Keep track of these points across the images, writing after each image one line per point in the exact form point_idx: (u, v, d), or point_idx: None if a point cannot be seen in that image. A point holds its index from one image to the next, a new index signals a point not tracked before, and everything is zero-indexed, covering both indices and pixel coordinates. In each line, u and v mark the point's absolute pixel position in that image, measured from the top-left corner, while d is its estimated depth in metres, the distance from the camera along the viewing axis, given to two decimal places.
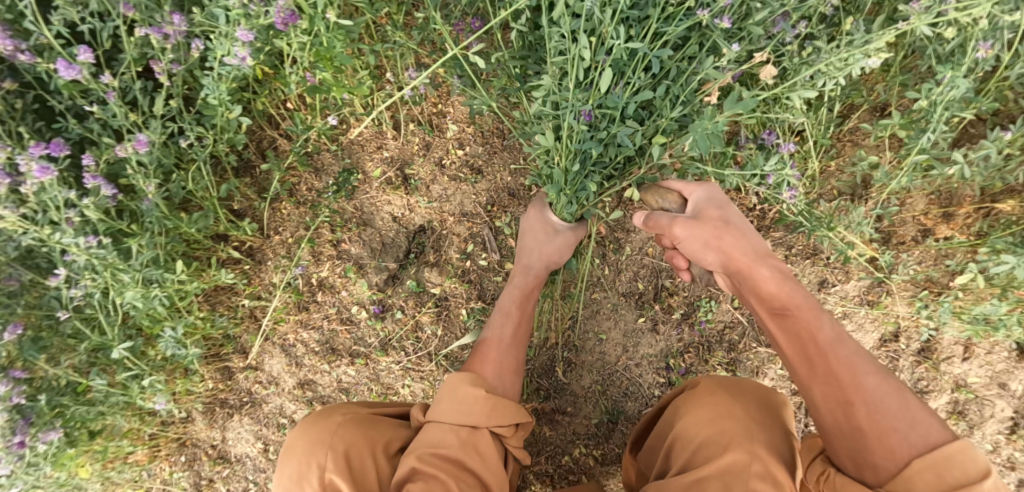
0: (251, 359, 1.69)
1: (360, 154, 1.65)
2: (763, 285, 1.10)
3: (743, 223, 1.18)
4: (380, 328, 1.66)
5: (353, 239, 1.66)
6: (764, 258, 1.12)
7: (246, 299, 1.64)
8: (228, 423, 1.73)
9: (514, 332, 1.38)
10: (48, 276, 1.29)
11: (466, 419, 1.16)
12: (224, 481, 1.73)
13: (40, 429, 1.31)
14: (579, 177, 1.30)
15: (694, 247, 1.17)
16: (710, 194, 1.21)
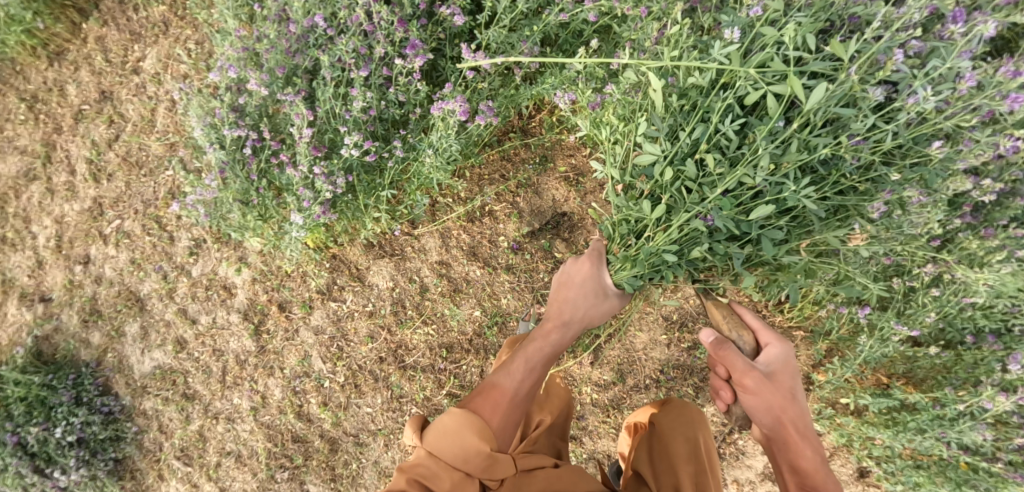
0: (416, 230, 2.63)
1: (557, 153, 2.57)
2: (800, 449, 1.75)
3: (800, 398, 1.80)
4: (511, 256, 2.58)
5: (524, 198, 2.58)
6: (803, 426, 1.77)
7: (447, 198, 2.57)
8: (377, 260, 2.68)
9: (525, 391, 1.75)
10: (385, 135, 2.17)
11: (449, 457, 1.60)
12: (353, 292, 2.73)
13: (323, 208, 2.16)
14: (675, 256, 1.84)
15: (764, 407, 1.75)
16: (788, 368, 1.80)
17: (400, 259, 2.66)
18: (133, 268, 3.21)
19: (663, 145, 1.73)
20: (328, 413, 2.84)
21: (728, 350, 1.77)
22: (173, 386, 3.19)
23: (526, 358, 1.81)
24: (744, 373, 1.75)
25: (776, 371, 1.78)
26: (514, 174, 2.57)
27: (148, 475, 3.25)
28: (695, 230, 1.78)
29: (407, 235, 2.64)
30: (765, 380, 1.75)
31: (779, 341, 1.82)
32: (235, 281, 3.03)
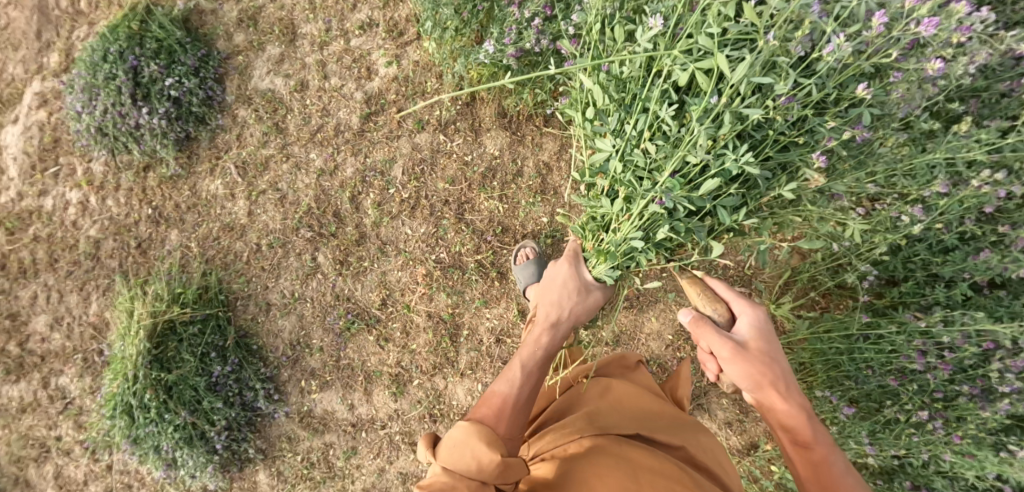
0: (545, 127, 3.11)
1: None
2: (779, 407, 1.95)
3: (778, 356, 2.01)
4: None
5: None
6: (782, 383, 1.97)
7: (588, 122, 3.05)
8: (504, 128, 3.13)
9: (525, 393, 2.06)
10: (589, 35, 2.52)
11: (462, 464, 1.79)
12: (466, 138, 3.13)
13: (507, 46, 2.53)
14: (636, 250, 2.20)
15: (739, 372, 1.99)
16: (760, 333, 2.04)
17: (518, 140, 3.12)
18: (306, 6, 3.49)
19: (616, 144, 2.09)
20: (377, 211, 3.18)
21: (702, 328, 2.07)
22: (271, 113, 3.49)
23: (521, 367, 2.15)
24: (720, 344, 2.02)
25: (747, 338, 2.03)
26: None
27: (203, 164, 3.59)
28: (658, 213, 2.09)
29: (537, 127, 3.11)
30: (736, 347, 2.00)
31: (748, 315, 2.09)
32: (379, 70, 3.37)
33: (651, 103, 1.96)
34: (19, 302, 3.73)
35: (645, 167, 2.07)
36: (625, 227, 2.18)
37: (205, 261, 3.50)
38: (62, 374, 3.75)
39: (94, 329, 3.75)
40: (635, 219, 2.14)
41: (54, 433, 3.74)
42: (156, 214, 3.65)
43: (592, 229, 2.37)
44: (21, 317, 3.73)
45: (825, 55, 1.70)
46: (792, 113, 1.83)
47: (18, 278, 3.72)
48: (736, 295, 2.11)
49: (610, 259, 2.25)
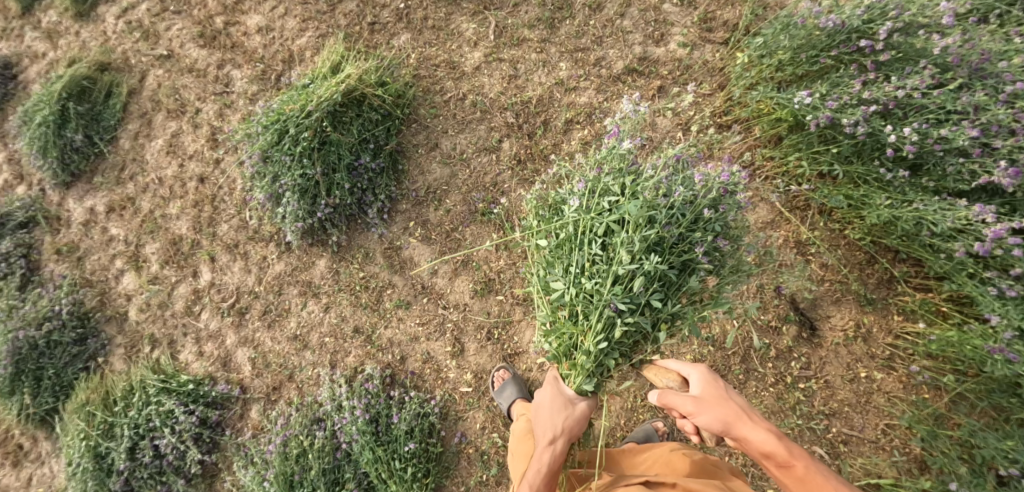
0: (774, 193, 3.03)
1: (882, 309, 2.89)
2: (751, 438, 2.00)
3: (733, 396, 2.11)
4: (773, 290, 2.95)
5: (830, 288, 2.95)
6: (742, 416, 2.04)
7: (816, 217, 2.96)
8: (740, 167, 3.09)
9: None
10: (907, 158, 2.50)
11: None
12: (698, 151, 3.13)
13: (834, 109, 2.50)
14: (601, 354, 2.59)
15: (704, 417, 2.06)
16: (713, 386, 2.13)
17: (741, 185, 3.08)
18: None
19: (570, 286, 2.66)
20: (580, 148, 3.25)
21: (666, 397, 2.16)
22: (555, 8, 3.57)
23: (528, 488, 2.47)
24: (683, 406, 2.11)
25: (702, 393, 2.12)
26: (851, 276, 2.94)
27: (470, 3, 3.73)
28: (609, 322, 2.57)
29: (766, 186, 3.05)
30: (695, 402, 2.09)
31: (695, 373, 2.20)
32: (670, 43, 3.38)
33: (590, 248, 2.65)
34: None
35: (598, 295, 2.59)
36: (590, 340, 2.58)
37: (414, 75, 3.63)
38: (238, 68, 4.13)
39: (289, 57, 4.02)
40: (596, 329, 2.57)
41: (197, 104, 4.09)
42: (404, 12, 3.85)
43: (568, 347, 2.66)
44: (244, 6, 4.23)
45: (687, 190, 2.63)
46: (672, 232, 2.62)
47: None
48: (682, 362, 2.26)
49: (587, 369, 2.54)
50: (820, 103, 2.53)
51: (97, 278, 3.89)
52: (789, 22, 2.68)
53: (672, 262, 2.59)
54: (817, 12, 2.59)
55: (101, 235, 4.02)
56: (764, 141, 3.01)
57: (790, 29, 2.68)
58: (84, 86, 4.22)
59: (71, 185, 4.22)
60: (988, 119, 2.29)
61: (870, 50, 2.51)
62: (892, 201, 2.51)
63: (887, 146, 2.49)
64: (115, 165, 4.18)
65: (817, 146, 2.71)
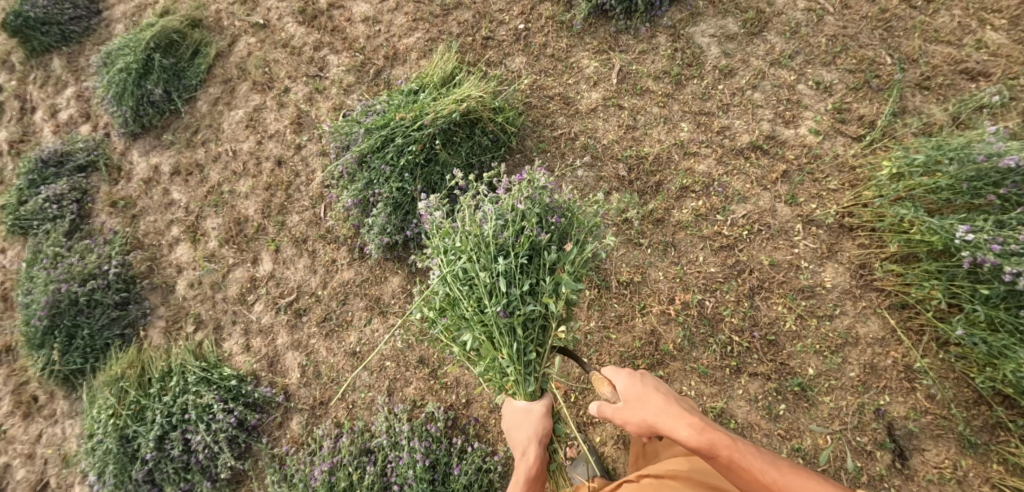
0: (889, 311, 2.86)
1: (988, 457, 2.69)
2: (676, 433, 2.12)
3: (656, 395, 2.23)
4: (872, 412, 2.79)
5: (934, 422, 2.74)
6: (663, 416, 2.16)
7: (931, 347, 2.78)
8: (858, 276, 2.93)
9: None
10: None
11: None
12: (814, 248, 3.00)
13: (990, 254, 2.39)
14: (520, 360, 2.63)
15: (632, 421, 2.20)
16: (634, 392, 2.24)
17: (856, 293, 2.92)
18: (790, 24, 3.48)
19: (472, 335, 2.66)
20: (693, 219, 3.08)
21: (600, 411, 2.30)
22: (684, 64, 3.45)
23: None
24: (613, 415, 2.26)
25: (627, 399, 2.25)
26: (959, 415, 2.74)
27: (594, 41, 3.59)
28: (508, 329, 2.62)
29: (881, 301, 2.88)
30: (622, 410, 2.24)
31: (619, 377, 2.31)
32: (801, 126, 3.23)
33: (466, 292, 2.64)
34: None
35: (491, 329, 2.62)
36: (506, 356, 2.61)
37: (525, 102, 3.47)
38: (335, 53, 3.94)
39: (391, 54, 3.82)
40: (507, 346, 2.60)
41: (286, 82, 3.91)
42: (523, 34, 3.69)
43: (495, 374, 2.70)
44: None
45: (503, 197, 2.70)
46: (508, 238, 2.66)
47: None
48: (609, 370, 2.37)
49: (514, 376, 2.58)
50: (982, 245, 2.41)
51: (150, 241, 3.70)
52: (964, 154, 2.53)
53: (523, 264, 2.64)
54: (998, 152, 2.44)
55: (160, 196, 3.82)
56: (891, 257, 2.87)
57: (964, 162, 2.52)
58: (173, 40, 4.05)
59: (138, 137, 4.04)
60: None
61: None
62: None
63: None
64: (188, 126, 3.99)
65: (962, 280, 2.59)
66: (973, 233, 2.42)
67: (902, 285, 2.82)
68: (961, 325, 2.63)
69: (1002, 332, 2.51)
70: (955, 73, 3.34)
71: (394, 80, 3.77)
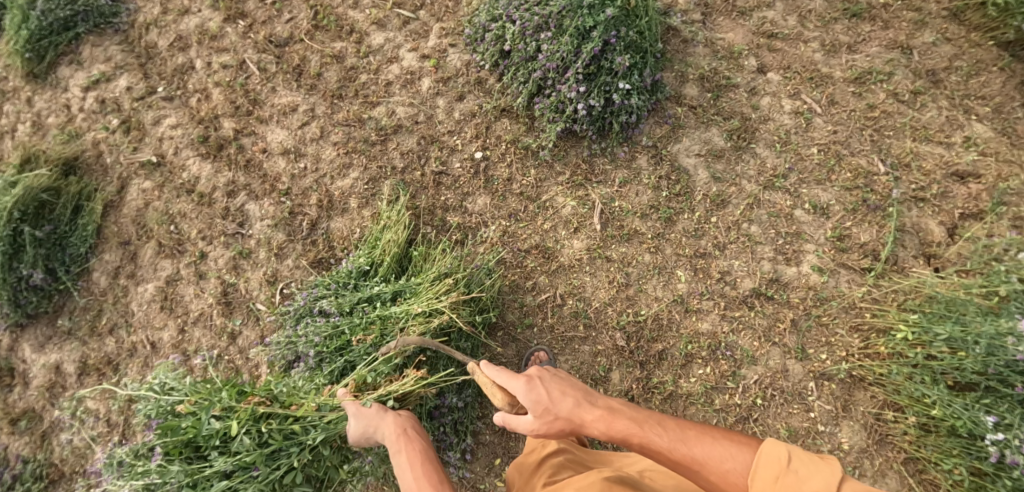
0: (903, 464, 2.81)
1: None
2: (589, 425, 2.10)
3: (558, 386, 2.15)
4: None
5: None
6: (573, 417, 2.10)
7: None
8: (870, 434, 2.85)
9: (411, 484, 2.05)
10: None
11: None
12: (826, 405, 2.87)
13: (1011, 450, 2.41)
14: (304, 449, 2.24)
15: (546, 425, 2.11)
16: (539, 402, 2.10)
17: (872, 448, 2.84)
18: (779, 133, 3.23)
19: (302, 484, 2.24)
20: (702, 391, 2.86)
21: (510, 423, 2.17)
22: (672, 194, 3.11)
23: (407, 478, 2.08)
24: (528, 428, 2.15)
25: (536, 411, 2.11)
26: None
27: (566, 168, 3.18)
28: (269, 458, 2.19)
29: (895, 456, 2.83)
30: (534, 421, 2.12)
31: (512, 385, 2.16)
32: (804, 263, 3.02)
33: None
34: (273, 98, 3.54)
35: (290, 475, 2.21)
36: (301, 455, 2.23)
37: (498, 259, 3.04)
38: (256, 199, 3.33)
39: (326, 200, 3.27)
40: (294, 459, 2.22)
41: (201, 245, 3.26)
42: (482, 165, 3.24)
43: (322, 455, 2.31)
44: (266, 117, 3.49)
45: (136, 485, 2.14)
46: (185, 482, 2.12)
47: (290, 78, 3.58)
48: (499, 370, 2.20)
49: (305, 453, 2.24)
50: (1011, 443, 2.41)
51: (70, 467, 3.10)
52: (999, 344, 2.46)
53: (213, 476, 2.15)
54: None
55: (70, 406, 3.16)
56: (900, 416, 2.79)
57: (995, 353, 2.48)
58: (43, 200, 3.19)
59: (25, 328, 3.27)
60: None
61: None
62: None
63: None
64: (86, 309, 3.27)
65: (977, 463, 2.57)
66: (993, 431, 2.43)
67: (914, 447, 2.76)
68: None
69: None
70: (948, 176, 3.19)
71: (335, 235, 3.22)
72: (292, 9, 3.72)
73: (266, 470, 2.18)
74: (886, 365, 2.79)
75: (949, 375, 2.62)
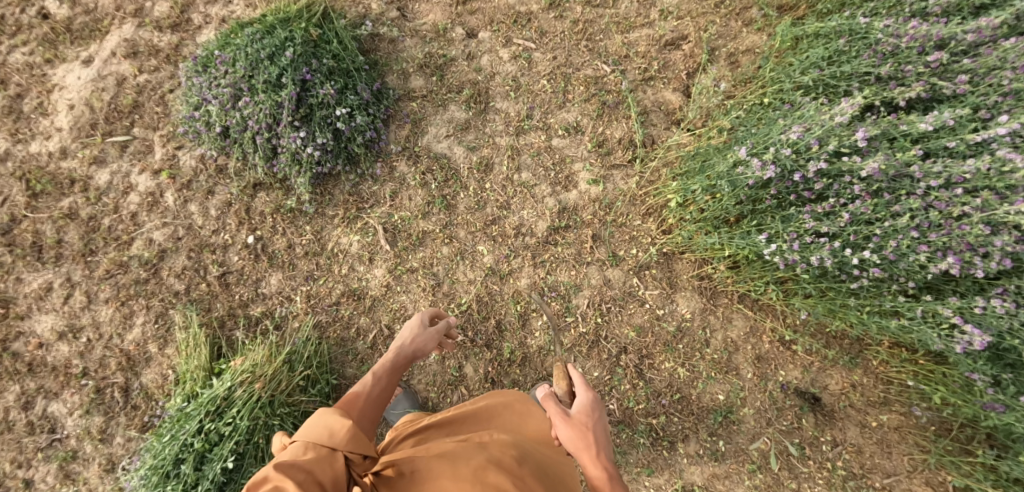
0: (737, 301, 3.06)
1: (864, 368, 3.05)
2: (591, 465, 2.09)
3: (600, 419, 2.29)
4: (778, 392, 3.03)
5: (817, 364, 3.06)
6: (589, 449, 2.14)
7: (781, 319, 3.04)
8: (701, 291, 3.06)
9: (373, 391, 2.08)
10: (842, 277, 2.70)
11: (316, 439, 1.77)
12: (655, 290, 3.05)
13: (782, 251, 2.61)
14: (213, 398, 2.67)
15: (567, 430, 2.21)
16: (586, 414, 2.26)
17: (710, 303, 3.06)
18: (508, 81, 3.36)
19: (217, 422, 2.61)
20: (549, 338, 2.99)
21: (546, 403, 2.31)
22: (440, 182, 3.17)
23: (376, 382, 2.11)
24: (557, 416, 2.26)
25: (581, 414, 2.26)
26: (831, 349, 3.04)
27: (336, 208, 3.18)
28: (197, 405, 2.67)
29: (730, 300, 3.06)
30: (568, 417, 2.24)
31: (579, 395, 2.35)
32: (579, 183, 3.17)
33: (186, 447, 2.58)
34: (26, 289, 3.29)
35: (210, 415, 2.63)
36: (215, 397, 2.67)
37: (314, 324, 3.03)
38: (55, 397, 3.17)
39: (126, 360, 3.15)
40: (208, 400, 2.67)
41: (21, 474, 3.09)
42: (258, 246, 3.18)
43: (233, 403, 2.65)
44: (29, 312, 3.26)
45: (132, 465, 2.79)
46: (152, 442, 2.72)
47: (30, 260, 3.33)
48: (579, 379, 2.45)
49: (217, 395, 2.66)
50: (785, 247, 2.58)
51: None
52: (734, 175, 2.63)
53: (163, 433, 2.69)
54: (759, 168, 2.55)
55: None
56: (713, 266, 3.03)
57: (737, 183, 2.65)
58: None
59: None
60: (919, 239, 2.49)
61: (804, 182, 2.58)
62: (844, 307, 2.77)
63: (844, 269, 2.63)
64: None
65: (776, 271, 2.83)
66: (765, 243, 2.61)
67: (736, 281, 3.00)
68: (791, 297, 2.90)
69: (818, 296, 2.82)
70: (663, 49, 3.46)
71: (152, 386, 3.11)
72: (3, 188, 3.45)
73: (190, 415, 2.66)
74: (681, 231, 2.99)
75: (722, 213, 2.80)
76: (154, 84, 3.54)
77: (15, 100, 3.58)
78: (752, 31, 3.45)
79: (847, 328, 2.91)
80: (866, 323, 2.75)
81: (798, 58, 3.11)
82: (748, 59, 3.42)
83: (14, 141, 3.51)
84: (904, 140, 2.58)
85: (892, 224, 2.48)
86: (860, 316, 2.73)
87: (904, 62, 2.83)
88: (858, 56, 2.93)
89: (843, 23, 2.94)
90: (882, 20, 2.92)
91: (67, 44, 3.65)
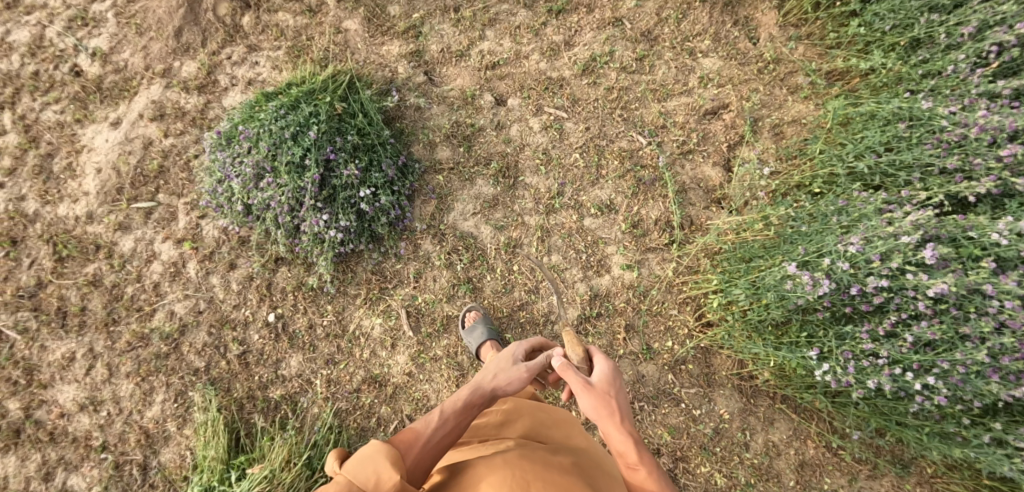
0: (779, 402, 2.86)
1: (919, 481, 2.81)
2: (614, 438, 1.94)
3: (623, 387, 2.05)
4: None
5: (867, 474, 2.83)
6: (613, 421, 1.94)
7: (827, 425, 2.82)
8: (740, 390, 2.87)
9: (437, 429, 1.95)
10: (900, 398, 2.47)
11: (363, 486, 1.62)
12: (690, 387, 2.88)
13: (836, 375, 2.42)
14: None
15: (588, 401, 1.97)
16: (607, 381, 2.01)
17: (750, 402, 2.87)
18: (539, 154, 3.22)
19: None
20: None
21: (565, 374, 2.03)
22: (466, 263, 3.05)
23: (442, 412, 1.99)
24: (578, 387, 1.99)
25: (603, 382, 2.01)
26: (883, 459, 2.81)
27: (358, 287, 3.07)
28: None
29: (771, 400, 2.86)
30: (591, 387, 1.98)
31: (598, 359, 2.09)
32: (612, 267, 3.01)
33: None
34: (50, 356, 3.28)
35: None
36: None
37: (333, 412, 2.94)
38: (75, 469, 3.14)
39: (144, 437, 3.10)
40: None
41: None
42: (279, 325, 3.09)
43: None
44: (53, 381, 3.25)
45: None
46: None
47: (55, 326, 3.31)
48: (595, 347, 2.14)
49: None
50: (839, 369, 2.39)
51: None
52: (782, 289, 2.43)
53: None
54: (812, 285, 2.34)
55: None
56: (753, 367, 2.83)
57: (785, 296, 2.45)
58: None
59: None
60: (993, 362, 2.23)
61: (861, 296, 2.37)
62: (904, 428, 2.53)
63: (905, 391, 2.40)
64: None
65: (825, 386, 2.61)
66: (819, 366, 2.40)
67: (780, 385, 2.79)
68: (840, 407, 2.68)
69: (872, 411, 2.58)
70: (702, 119, 3.31)
71: (170, 466, 3.07)
72: (31, 250, 3.44)
73: None
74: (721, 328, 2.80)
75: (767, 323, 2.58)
76: (180, 149, 3.51)
77: (46, 159, 3.56)
78: (798, 99, 3.32)
79: (905, 442, 2.65)
80: (928, 445, 2.50)
81: (851, 140, 2.91)
82: (794, 129, 3.26)
83: (44, 202, 3.49)
84: (973, 246, 2.28)
85: (960, 348, 2.23)
86: (922, 438, 2.48)
87: (973, 153, 2.56)
88: (919, 144, 2.69)
89: (904, 106, 2.72)
90: (946, 104, 2.70)
91: (97, 103, 3.63)
